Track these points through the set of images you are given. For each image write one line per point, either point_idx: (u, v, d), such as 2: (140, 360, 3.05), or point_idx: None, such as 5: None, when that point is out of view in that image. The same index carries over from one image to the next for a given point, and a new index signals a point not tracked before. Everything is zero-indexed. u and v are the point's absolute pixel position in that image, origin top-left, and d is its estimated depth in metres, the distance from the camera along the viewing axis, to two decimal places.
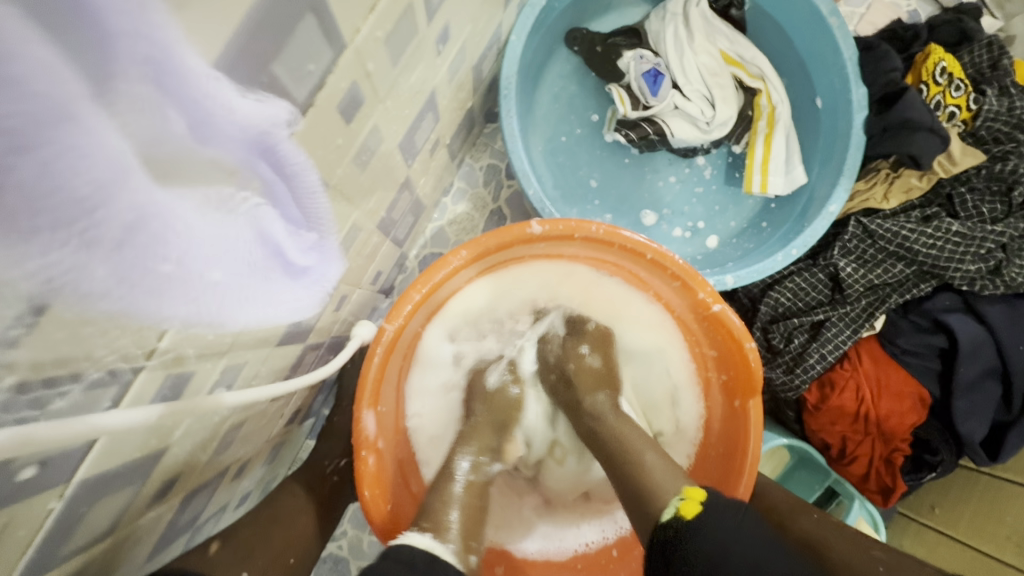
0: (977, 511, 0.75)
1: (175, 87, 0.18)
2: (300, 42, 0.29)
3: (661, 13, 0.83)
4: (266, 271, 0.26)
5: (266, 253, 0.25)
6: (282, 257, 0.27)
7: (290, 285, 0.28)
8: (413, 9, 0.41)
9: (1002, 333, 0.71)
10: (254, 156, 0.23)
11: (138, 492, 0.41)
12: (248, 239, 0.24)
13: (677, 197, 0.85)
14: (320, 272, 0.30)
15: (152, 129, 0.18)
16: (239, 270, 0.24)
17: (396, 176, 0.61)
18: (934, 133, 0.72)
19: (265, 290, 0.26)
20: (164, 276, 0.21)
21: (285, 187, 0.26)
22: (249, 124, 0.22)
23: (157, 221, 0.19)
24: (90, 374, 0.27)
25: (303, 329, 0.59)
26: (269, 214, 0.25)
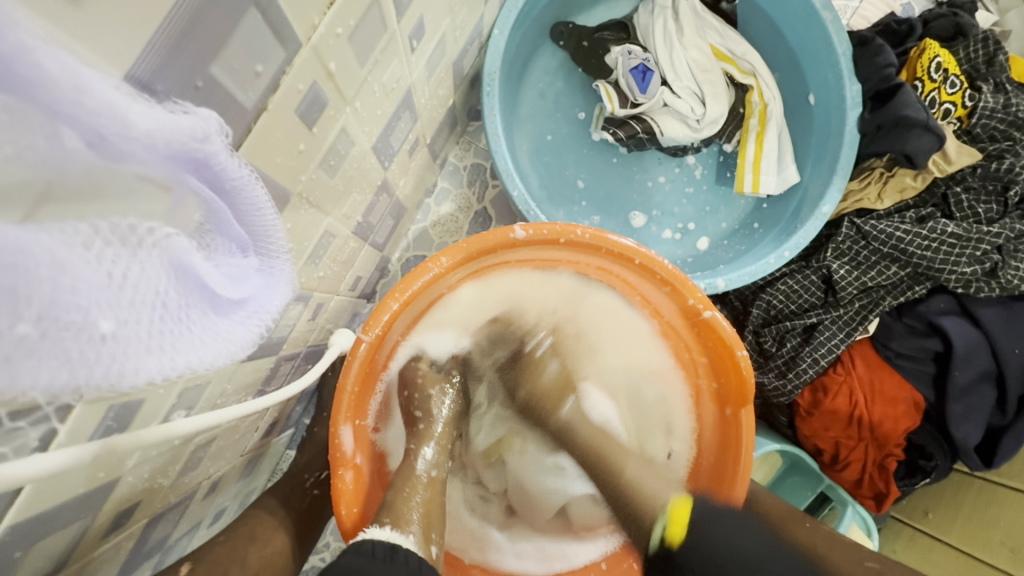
0: (972, 517, 0.74)
1: (47, 98, 0.15)
2: (244, 39, 0.26)
3: (650, 6, 0.80)
4: (185, 313, 0.22)
5: (184, 291, 0.21)
6: (209, 292, 0.23)
7: (223, 326, 0.23)
8: (380, 3, 0.38)
9: (998, 336, 0.69)
10: (182, 172, 0.21)
11: (88, 523, 0.38)
12: (156, 280, 0.20)
13: (667, 197, 0.83)
14: (265, 302, 0.26)
15: (35, 153, 0.16)
16: (144, 317, 0.20)
17: (372, 179, 0.58)
18: (928, 131, 0.70)
19: (186, 338, 0.21)
20: (29, 336, 0.17)
21: (226, 205, 0.23)
22: (158, 138, 0.19)
23: (9, 267, 0.16)
24: (5, 417, 0.24)
25: (274, 341, 0.56)
26: (188, 243, 0.21)
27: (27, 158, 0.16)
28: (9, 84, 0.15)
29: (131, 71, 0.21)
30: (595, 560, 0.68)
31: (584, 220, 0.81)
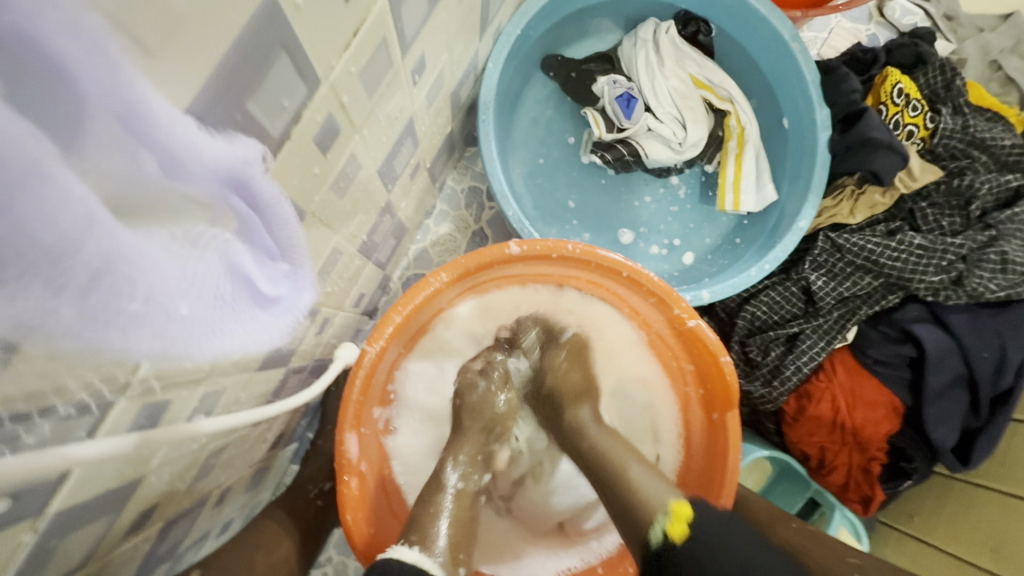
0: (954, 517, 0.77)
1: (144, 130, 0.19)
2: (275, 80, 0.31)
3: (633, 40, 0.86)
4: (235, 304, 0.26)
5: (235, 286, 0.26)
6: (252, 289, 0.27)
7: (262, 316, 0.28)
8: (388, 45, 0.43)
9: (967, 341, 0.73)
10: (228, 192, 0.24)
11: (115, 519, 0.41)
12: (216, 275, 0.25)
13: (653, 216, 0.87)
14: (293, 299, 0.31)
15: (125, 175, 0.20)
16: (207, 303, 0.25)
17: (376, 201, 0.63)
18: (894, 151, 0.75)
19: (235, 323, 0.26)
20: (136, 313, 0.21)
21: (257, 220, 0.27)
22: (218, 162, 0.23)
23: (127, 263, 0.20)
24: (68, 404, 0.27)
25: (284, 353, 0.59)
26: (237, 247, 0.26)
27: (118, 179, 0.19)
28: (122, 118, 0.18)
29: (190, 106, 0.24)
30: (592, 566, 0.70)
31: (575, 238, 0.85)
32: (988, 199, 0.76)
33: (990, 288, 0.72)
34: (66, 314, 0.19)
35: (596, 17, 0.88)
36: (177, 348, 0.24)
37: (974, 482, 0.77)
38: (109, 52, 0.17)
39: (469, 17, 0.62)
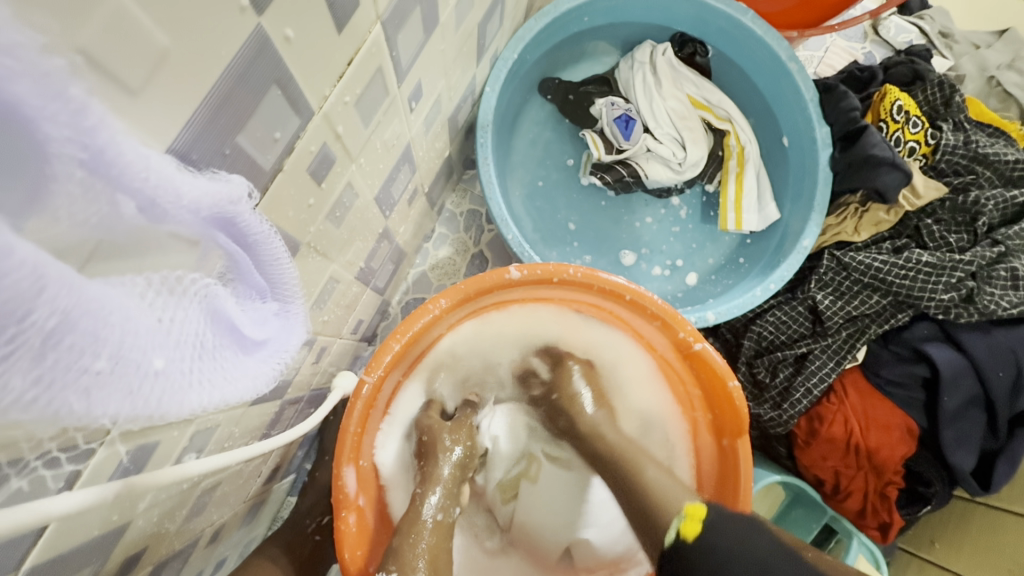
0: (977, 544, 0.74)
1: (115, 177, 0.18)
2: (267, 112, 0.30)
3: (630, 61, 0.86)
4: (217, 351, 0.25)
5: (218, 331, 0.25)
6: (236, 333, 0.26)
7: (248, 363, 0.26)
8: (383, 74, 0.42)
9: (982, 361, 0.71)
10: (212, 230, 0.24)
11: (99, 568, 0.39)
12: (197, 323, 0.23)
13: (655, 236, 0.86)
14: (284, 343, 0.29)
15: (97, 220, 0.19)
16: (187, 355, 0.23)
17: (373, 227, 0.62)
18: (896, 168, 0.74)
19: (219, 372, 0.25)
20: (102, 372, 0.20)
21: (247, 258, 0.26)
22: (201, 204, 0.22)
23: (90, 318, 0.18)
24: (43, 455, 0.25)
25: (279, 385, 0.58)
26: (220, 289, 0.25)
27: (91, 224, 0.19)
28: (89, 166, 0.17)
29: (172, 144, 0.24)
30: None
31: (576, 260, 0.84)
32: (994, 214, 0.75)
33: (1002, 304, 0.70)
34: (19, 381, 0.17)
35: (593, 40, 0.88)
36: (149, 409, 0.22)
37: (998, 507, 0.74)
38: (79, 102, 0.16)
39: (467, 43, 0.62)
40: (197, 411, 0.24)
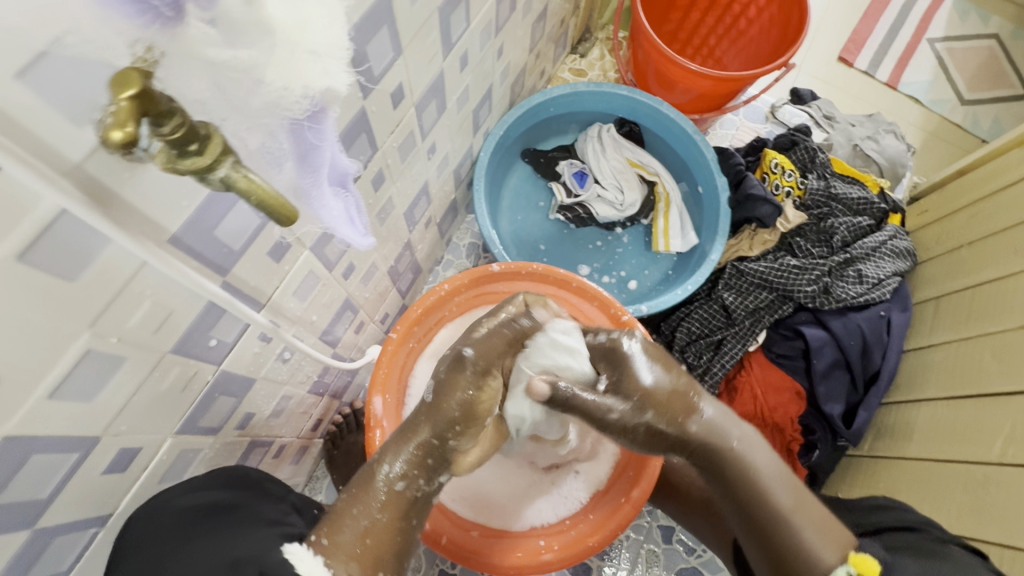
0: (858, 485, 0.98)
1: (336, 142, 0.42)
2: (359, 145, 0.62)
3: (585, 137, 1.22)
4: (351, 232, 0.48)
5: (351, 227, 0.48)
6: (355, 231, 0.49)
7: (361, 242, 0.49)
8: (413, 134, 0.75)
9: (841, 334, 0.98)
10: (346, 180, 0.46)
11: (236, 407, 0.65)
12: (342, 215, 0.46)
13: (605, 255, 1.19)
14: (367, 245, 0.52)
15: (334, 156, 0.42)
16: (342, 222, 0.46)
17: (401, 236, 0.93)
18: (768, 202, 1.05)
19: (352, 237, 0.48)
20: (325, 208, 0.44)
21: (354, 200, 0.49)
22: (349, 167, 0.46)
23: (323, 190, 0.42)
24: (246, 291, 0.54)
25: (334, 338, 0.86)
26: (349, 209, 0.48)
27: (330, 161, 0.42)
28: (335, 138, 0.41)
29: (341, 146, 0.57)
30: (564, 522, 0.86)
31: None
32: (847, 235, 1.05)
33: (851, 294, 0.99)
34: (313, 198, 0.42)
35: (562, 124, 1.24)
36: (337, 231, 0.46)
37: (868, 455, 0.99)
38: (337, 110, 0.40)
39: (465, 123, 0.96)
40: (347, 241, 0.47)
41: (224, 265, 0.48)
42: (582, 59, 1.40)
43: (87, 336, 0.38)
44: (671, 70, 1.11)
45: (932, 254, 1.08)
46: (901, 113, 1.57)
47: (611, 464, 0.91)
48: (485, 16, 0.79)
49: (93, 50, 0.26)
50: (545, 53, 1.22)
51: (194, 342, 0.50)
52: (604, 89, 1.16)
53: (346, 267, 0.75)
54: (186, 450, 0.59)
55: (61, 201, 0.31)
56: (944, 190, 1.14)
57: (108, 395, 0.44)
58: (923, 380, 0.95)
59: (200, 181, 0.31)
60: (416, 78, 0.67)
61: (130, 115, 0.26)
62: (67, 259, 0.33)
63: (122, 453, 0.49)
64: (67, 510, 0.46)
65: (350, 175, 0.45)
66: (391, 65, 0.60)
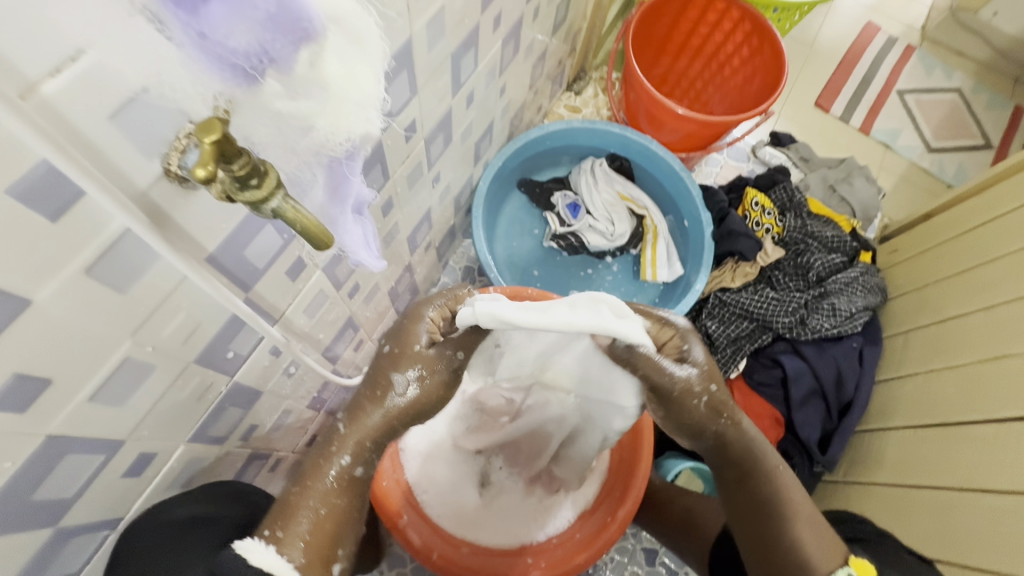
0: (830, 508, 1.03)
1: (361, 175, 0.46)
2: (373, 175, 0.67)
3: (579, 170, 1.28)
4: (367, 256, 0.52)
5: (368, 252, 0.52)
6: (371, 256, 0.53)
7: (376, 267, 0.53)
8: (421, 164, 0.81)
9: (814, 363, 1.04)
10: (365, 210, 0.50)
11: (242, 418, 0.67)
12: (359, 241, 0.50)
13: (595, 283, 1.25)
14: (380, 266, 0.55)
15: (361, 191, 0.47)
16: (360, 247, 0.50)
17: (402, 259, 0.97)
18: (749, 238, 1.14)
19: (368, 261, 0.52)
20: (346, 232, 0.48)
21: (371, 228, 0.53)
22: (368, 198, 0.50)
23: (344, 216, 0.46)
24: (264, 307, 0.57)
25: (334, 354, 0.89)
26: (368, 236, 0.52)
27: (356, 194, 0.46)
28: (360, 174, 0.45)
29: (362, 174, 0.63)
30: (552, 540, 0.89)
31: None
32: (822, 270, 1.13)
33: (825, 326, 1.05)
34: (335, 222, 0.46)
35: (558, 158, 1.32)
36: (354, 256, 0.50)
37: (841, 481, 1.04)
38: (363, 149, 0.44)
39: (467, 154, 1.02)
40: (363, 265, 0.51)
41: (249, 281, 0.52)
42: (577, 97, 1.49)
43: (128, 343, 0.41)
44: (661, 111, 1.19)
45: (900, 290, 1.15)
46: (873, 158, 1.68)
47: (598, 487, 0.93)
48: (491, 59, 0.85)
49: (179, 102, 0.30)
50: (543, 91, 1.30)
51: (214, 354, 0.53)
52: (597, 126, 1.24)
53: (353, 286, 0.79)
54: (193, 459, 0.62)
55: (126, 221, 0.35)
56: (912, 232, 1.22)
57: (137, 401, 0.47)
58: (892, 409, 1.01)
59: (252, 209, 0.35)
60: (427, 115, 0.73)
61: (211, 157, 0.30)
62: (123, 273, 0.37)
63: (140, 457, 0.52)
64: (87, 510, 0.48)
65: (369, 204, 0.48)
66: (407, 103, 0.65)
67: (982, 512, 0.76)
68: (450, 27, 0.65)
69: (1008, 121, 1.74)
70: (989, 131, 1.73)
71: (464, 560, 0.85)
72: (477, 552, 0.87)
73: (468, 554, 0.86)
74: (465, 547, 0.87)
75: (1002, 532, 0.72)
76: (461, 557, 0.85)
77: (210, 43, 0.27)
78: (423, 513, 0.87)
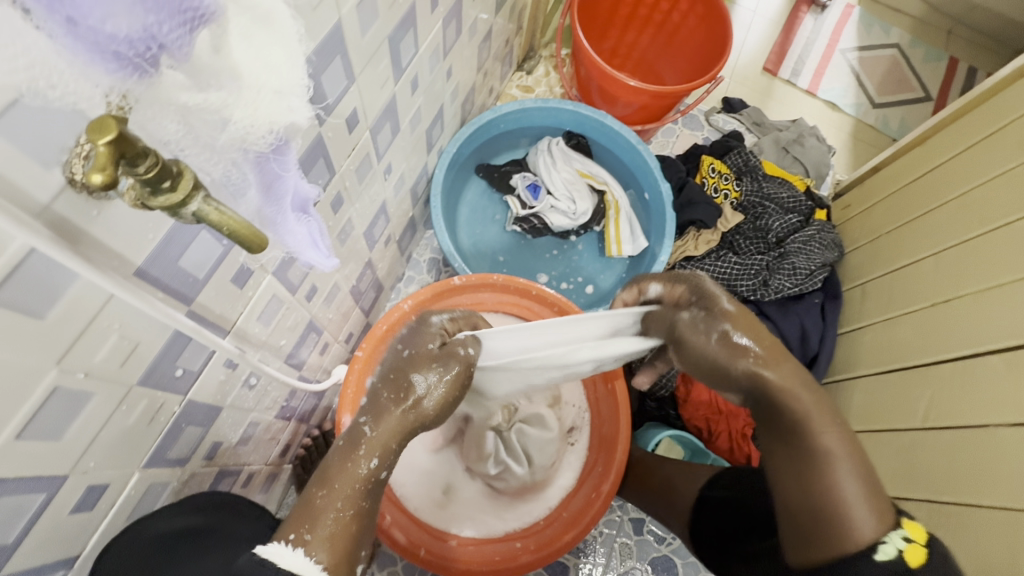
0: None
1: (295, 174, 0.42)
2: (317, 170, 0.64)
3: (535, 150, 1.27)
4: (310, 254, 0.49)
5: (310, 249, 0.49)
6: (317, 252, 0.50)
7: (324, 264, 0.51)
8: (369, 156, 0.78)
9: (779, 323, 1.07)
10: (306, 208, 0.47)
11: (203, 436, 0.64)
12: (300, 241, 0.47)
13: (561, 263, 1.24)
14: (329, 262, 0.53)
15: (295, 187, 0.43)
16: (299, 244, 0.47)
17: (361, 255, 0.94)
18: (708, 206, 1.16)
19: (311, 258, 0.49)
20: (281, 230, 0.45)
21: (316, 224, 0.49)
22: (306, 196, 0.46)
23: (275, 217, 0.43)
24: (211, 318, 0.54)
25: (299, 362, 0.86)
26: (313, 232, 0.49)
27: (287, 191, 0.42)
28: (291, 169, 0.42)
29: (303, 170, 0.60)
30: (539, 523, 0.89)
31: None
32: (780, 231, 1.15)
33: (787, 286, 1.08)
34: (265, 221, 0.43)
35: (514, 139, 1.29)
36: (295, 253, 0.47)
37: None
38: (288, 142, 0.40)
39: (418, 142, 0.99)
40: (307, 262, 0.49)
41: (189, 293, 0.49)
42: (528, 76, 1.46)
43: (54, 372, 0.38)
44: (613, 85, 1.18)
45: (855, 245, 1.19)
46: (821, 118, 1.71)
47: (580, 467, 0.95)
48: (432, 41, 0.82)
49: (68, 104, 0.26)
50: (493, 72, 1.27)
51: (160, 373, 0.50)
52: (550, 105, 1.22)
53: (310, 289, 0.76)
54: (154, 484, 0.59)
55: (30, 241, 0.31)
56: (863, 187, 1.26)
57: (77, 432, 0.43)
58: (855, 359, 1.05)
59: (172, 214, 0.32)
60: (369, 103, 0.70)
61: (108, 159, 0.27)
62: (33, 298, 0.34)
63: (90, 490, 0.48)
64: (35, 553, 0.45)
65: (312, 202, 0.45)
66: (345, 92, 0.62)
67: (943, 448, 0.79)
68: (382, 7, 0.62)
69: (944, 72, 1.80)
70: (928, 83, 1.78)
71: (454, 551, 0.85)
72: (467, 542, 0.86)
73: (459, 544, 0.86)
74: (454, 539, 0.86)
75: (963, 463, 0.75)
76: (450, 549, 0.85)
77: (84, 28, 0.24)
78: (406, 511, 0.86)
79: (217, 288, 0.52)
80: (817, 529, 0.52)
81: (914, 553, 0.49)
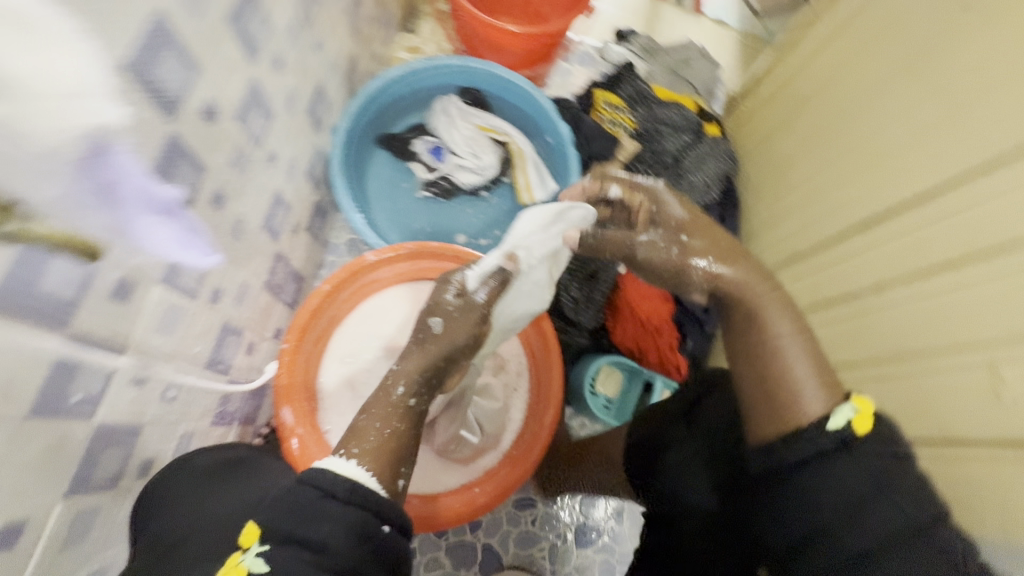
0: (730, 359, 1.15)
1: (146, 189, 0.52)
2: (182, 170, 0.62)
3: (433, 112, 1.27)
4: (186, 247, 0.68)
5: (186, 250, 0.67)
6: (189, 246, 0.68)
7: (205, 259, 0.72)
8: (244, 146, 0.75)
9: None
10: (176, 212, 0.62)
11: (128, 456, 0.64)
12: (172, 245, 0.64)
13: (476, 220, 1.24)
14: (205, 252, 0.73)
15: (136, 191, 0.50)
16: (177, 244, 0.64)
17: (267, 249, 0.93)
18: (606, 139, 1.20)
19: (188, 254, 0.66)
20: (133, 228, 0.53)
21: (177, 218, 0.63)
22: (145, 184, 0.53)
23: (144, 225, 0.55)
24: (97, 339, 0.53)
25: (224, 365, 0.85)
26: (184, 227, 0.65)
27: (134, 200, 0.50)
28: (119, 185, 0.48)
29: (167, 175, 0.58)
30: (494, 467, 0.95)
31: None
32: (676, 152, 1.20)
33: (687, 202, 1.15)
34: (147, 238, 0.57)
35: (409, 105, 1.28)
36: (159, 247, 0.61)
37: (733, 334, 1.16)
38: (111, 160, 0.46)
39: (303, 123, 0.96)
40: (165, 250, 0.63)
41: (63, 318, 0.48)
42: (414, 36, 1.42)
43: None
44: (494, 33, 1.17)
45: (748, 154, 1.25)
46: (711, 36, 1.76)
47: (524, 411, 1.01)
48: (287, 15, 0.79)
49: None
50: (372, 37, 1.23)
51: (53, 402, 0.50)
52: (437, 62, 1.19)
53: (212, 291, 0.75)
54: (85, 511, 0.59)
55: None
56: (749, 97, 1.32)
57: None
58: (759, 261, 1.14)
59: None
60: (227, 91, 0.67)
61: None
62: None
63: (8, 529, 0.48)
64: None
65: (170, 201, 0.59)
66: (187, 82, 0.59)
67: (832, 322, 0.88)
68: None
69: None
70: None
71: (422, 506, 0.90)
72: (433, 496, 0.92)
73: (424, 500, 0.91)
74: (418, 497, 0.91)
75: (847, 331, 0.84)
76: (418, 506, 0.90)
77: None
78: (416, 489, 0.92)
79: (92, 308, 0.51)
80: (772, 412, 0.66)
81: (859, 423, 0.61)
